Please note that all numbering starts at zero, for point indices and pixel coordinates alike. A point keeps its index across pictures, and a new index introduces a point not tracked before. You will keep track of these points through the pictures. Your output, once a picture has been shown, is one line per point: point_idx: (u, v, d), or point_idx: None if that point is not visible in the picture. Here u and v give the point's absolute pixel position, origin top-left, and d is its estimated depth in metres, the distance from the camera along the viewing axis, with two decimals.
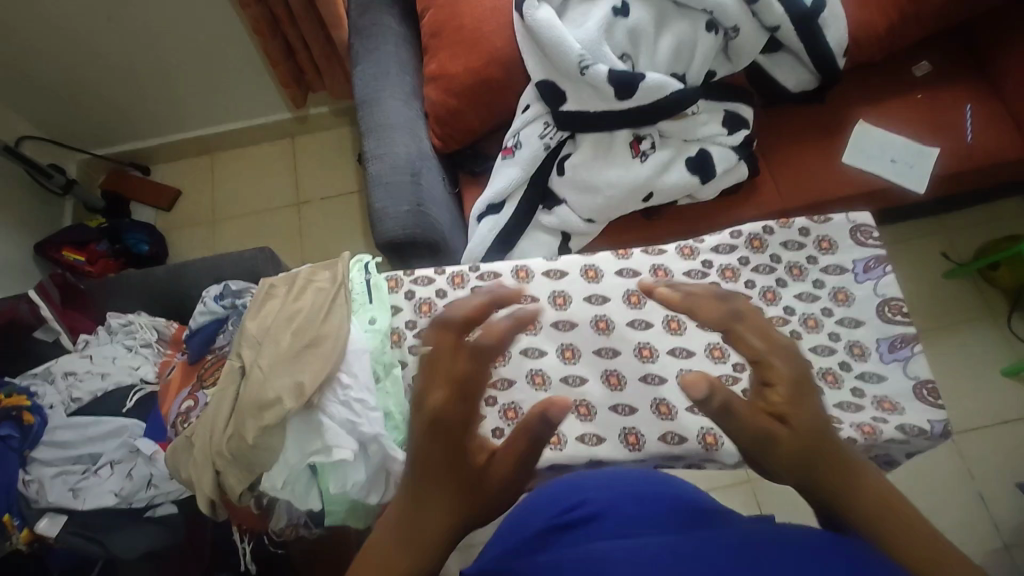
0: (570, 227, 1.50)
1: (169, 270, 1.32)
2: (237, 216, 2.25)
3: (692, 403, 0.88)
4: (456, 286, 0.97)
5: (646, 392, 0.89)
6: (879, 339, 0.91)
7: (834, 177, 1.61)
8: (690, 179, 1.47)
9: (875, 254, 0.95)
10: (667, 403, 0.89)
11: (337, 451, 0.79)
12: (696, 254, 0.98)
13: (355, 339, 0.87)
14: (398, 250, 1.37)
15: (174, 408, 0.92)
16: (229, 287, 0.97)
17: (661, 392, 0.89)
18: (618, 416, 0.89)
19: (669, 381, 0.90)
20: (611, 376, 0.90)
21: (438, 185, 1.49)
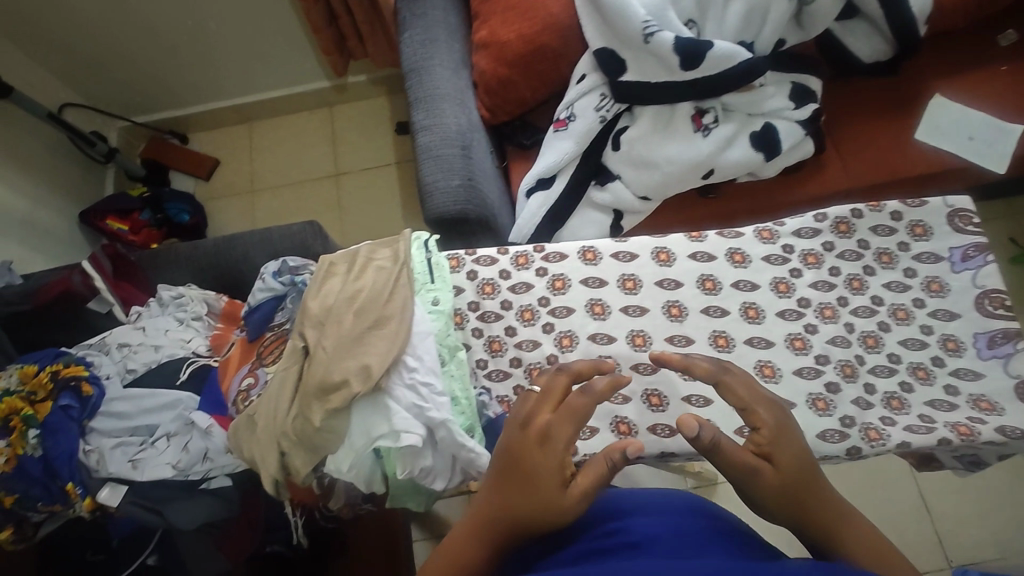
0: (624, 204, 1.43)
1: (219, 242, 1.31)
2: (275, 187, 2.23)
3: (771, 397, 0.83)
4: (520, 267, 0.92)
5: None
6: (976, 333, 0.84)
7: (907, 154, 1.51)
8: (754, 156, 1.39)
9: (976, 241, 0.87)
10: None
11: (405, 437, 0.76)
12: (776, 237, 0.92)
13: (420, 321, 0.85)
14: (447, 227, 1.33)
15: (234, 385, 0.91)
16: (287, 264, 0.95)
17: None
18: (691, 408, 0.84)
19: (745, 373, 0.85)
20: None
21: (487, 159, 1.44)
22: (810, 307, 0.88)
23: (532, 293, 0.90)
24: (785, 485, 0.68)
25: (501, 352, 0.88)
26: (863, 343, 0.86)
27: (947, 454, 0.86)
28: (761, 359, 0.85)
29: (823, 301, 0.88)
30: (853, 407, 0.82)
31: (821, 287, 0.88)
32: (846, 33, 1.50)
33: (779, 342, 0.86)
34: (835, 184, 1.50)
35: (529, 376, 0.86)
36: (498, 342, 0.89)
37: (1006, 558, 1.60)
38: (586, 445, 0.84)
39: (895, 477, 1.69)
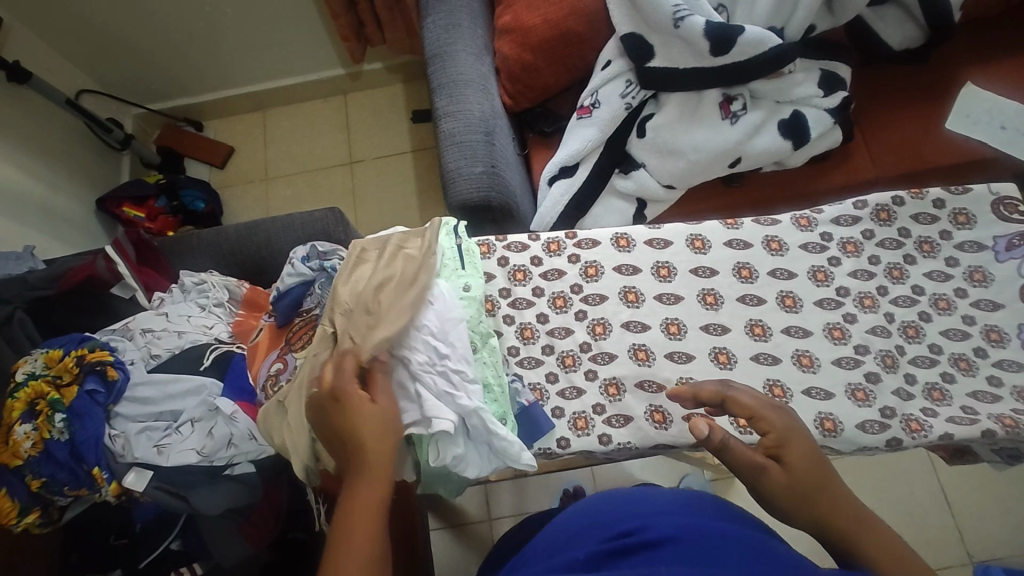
0: (647, 192, 1.42)
1: (240, 229, 1.30)
2: (290, 175, 2.22)
3: (809, 386, 0.81)
4: (552, 253, 0.91)
5: (758, 372, 0.82)
6: (1020, 324, 0.82)
7: (937, 144, 1.48)
8: (781, 144, 1.36)
9: (1022, 230, 0.85)
10: (781, 385, 0.81)
11: (438, 422, 0.75)
12: (814, 225, 0.90)
13: (451, 307, 0.83)
14: (469, 215, 1.31)
15: (263, 371, 0.90)
16: (316, 249, 0.93)
17: (774, 373, 0.82)
18: None
19: (783, 362, 0.83)
20: (719, 354, 0.84)
21: (510, 146, 1.42)
22: (849, 296, 0.86)
23: (564, 280, 0.89)
24: (797, 484, 0.70)
25: (532, 340, 0.87)
26: (904, 333, 0.84)
27: (986, 446, 0.84)
28: (798, 349, 0.84)
29: (862, 290, 0.86)
30: (894, 397, 0.80)
31: (860, 276, 0.87)
32: (878, 19, 1.46)
33: (817, 331, 0.84)
34: (862, 174, 1.48)
35: (562, 363, 0.85)
36: (530, 330, 0.87)
37: None
38: (619, 433, 0.81)
39: (915, 471, 1.67)
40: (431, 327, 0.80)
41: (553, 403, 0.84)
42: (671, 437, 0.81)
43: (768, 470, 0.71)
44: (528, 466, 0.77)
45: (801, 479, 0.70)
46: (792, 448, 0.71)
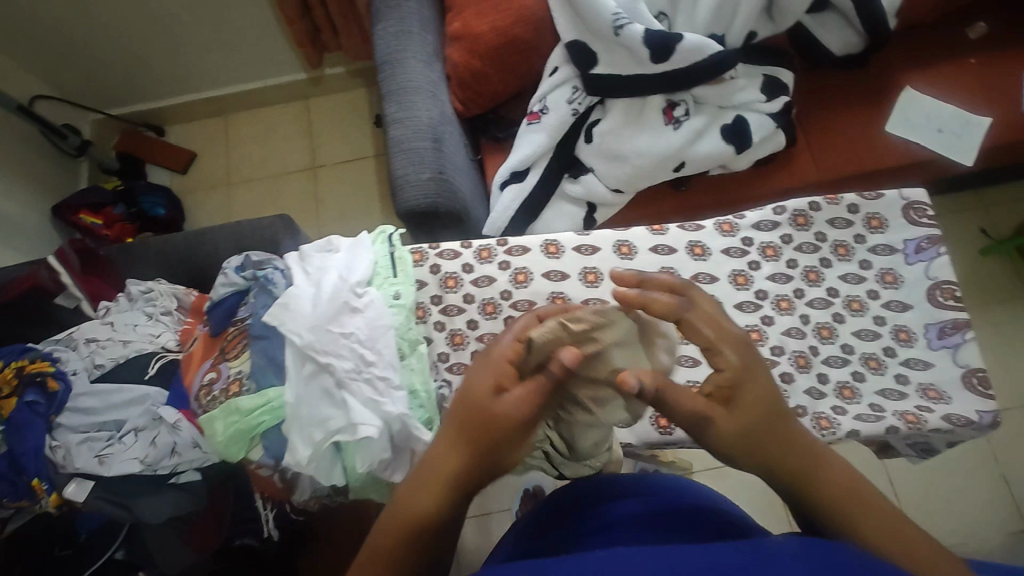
0: (596, 197, 1.44)
1: (188, 236, 1.30)
2: (253, 180, 2.22)
3: None
4: (483, 260, 0.93)
5: None
6: (927, 324, 0.86)
7: (877, 146, 1.52)
8: (724, 149, 1.39)
9: (930, 233, 0.89)
10: None
11: (362, 428, 0.76)
12: (736, 230, 0.93)
13: (380, 315, 0.85)
14: (418, 220, 1.33)
15: (197, 380, 0.90)
16: (250, 258, 0.94)
17: None
18: None
19: None
20: None
21: (459, 152, 1.44)
22: (767, 299, 0.89)
23: (494, 287, 0.91)
24: (754, 424, 0.67)
25: (462, 346, 0.89)
26: (818, 334, 0.87)
27: (900, 442, 0.87)
28: None
29: (779, 293, 0.89)
30: (806, 397, 0.84)
31: (778, 279, 0.90)
32: (818, 26, 1.50)
33: (736, 335, 0.87)
34: (805, 177, 1.52)
35: None
36: (460, 336, 0.89)
37: (967, 542, 1.63)
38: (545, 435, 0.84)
39: (865, 465, 1.72)
40: (359, 335, 0.82)
41: None
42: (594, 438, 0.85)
43: (722, 415, 0.68)
44: None
45: (757, 419, 0.67)
46: (743, 393, 0.68)
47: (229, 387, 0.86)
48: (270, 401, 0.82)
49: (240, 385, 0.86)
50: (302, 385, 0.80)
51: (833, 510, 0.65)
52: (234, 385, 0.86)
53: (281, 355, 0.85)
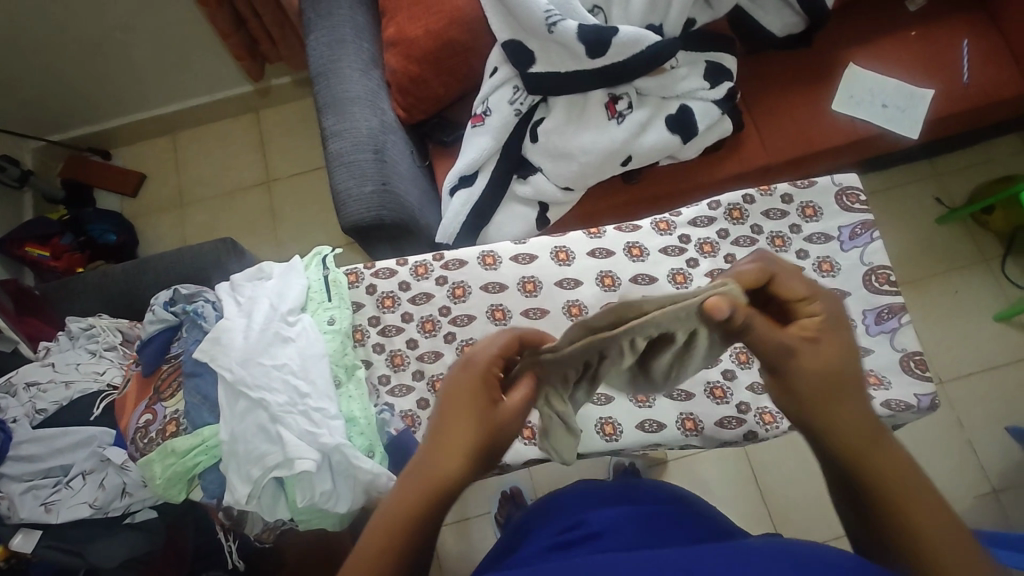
0: (546, 196, 1.42)
1: (128, 268, 1.26)
2: (207, 198, 2.16)
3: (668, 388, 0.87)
4: (419, 277, 0.91)
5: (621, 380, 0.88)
6: (865, 310, 0.86)
7: (823, 126, 1.52)
8: (670, 139, 1.38)
9: (863, 219, 0.89)
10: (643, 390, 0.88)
11: (299, 463, 0.74)
12: (673, 228, 0.92)
13: (314, 343, 0.83)
14: (365, 234, 1.30)
15: (133, 423, 0.87)
16: (179, 292, 0.91)
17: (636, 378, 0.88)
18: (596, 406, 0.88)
19: None
20: None
21: (404, 161, 1.41)
22: None
23: (433, 303, 0.89)
24: (816, 382, 0.65)
25: (403, 367, 0.87)
26: None
27: None
28: None
29: None
30: (748, 392, 0.88)
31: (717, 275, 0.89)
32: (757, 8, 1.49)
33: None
34: (755, 161, 1.52)
35: (432, 388, 0.86)
36: (400, 357, 0.88)
37: None
38: None
39: None
40: (292, 366, 0.80)
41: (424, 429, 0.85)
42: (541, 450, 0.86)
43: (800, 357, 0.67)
44: None
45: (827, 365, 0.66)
46: (828, 337, 0.67)
47: (166, 427, 0.84)
48: (205, 440, 0.80)
49: (177, 425, 0.84)
50: (236, 422, 0.77)
51: (882, 491, 0.60)
52: (171, 425, 0.84)
53: (215, 392, 0.83)
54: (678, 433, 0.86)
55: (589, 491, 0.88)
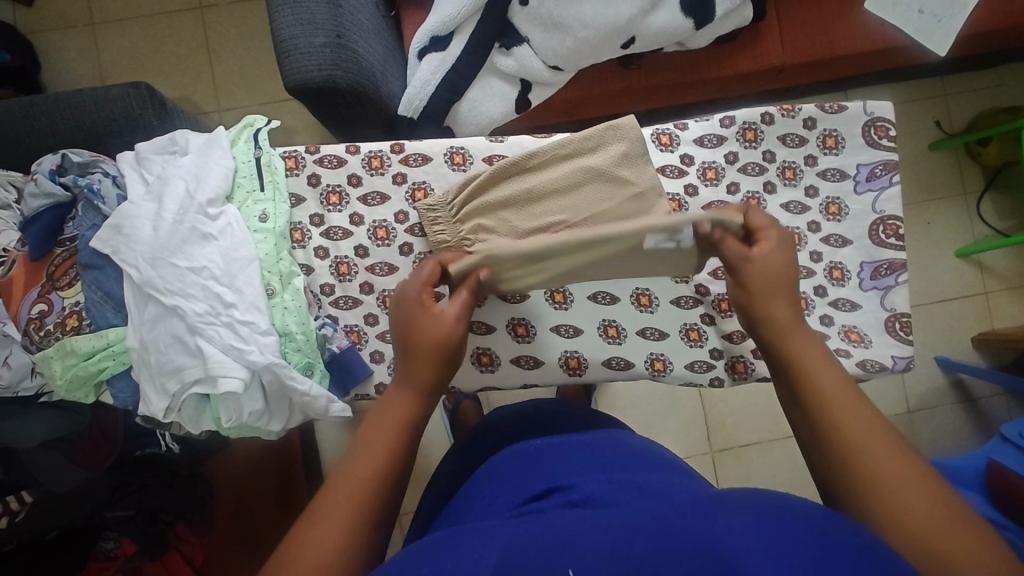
0: (530, 73, 1.22)
1: (13, 107, 0.99)
2: (123, 20, 1.70)
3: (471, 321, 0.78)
4: (373, 171, 0.77)
5: (500, 310, 0.78)
6: (863, 262, 0.79)
7: (852, 26, 1.33)
8: (682, 23, 1.18)
9: (886, 159, 0.79)
10: None
11: (224, 384, 0.65)
12: (675, 144, 0.80)
13: (241, 245, 0.70)
14: (315, 97, 1.07)
15: (23, 313, 0.73)
16: (68, 160, 0.74)
17: None
18: (471, 335, 0.78)
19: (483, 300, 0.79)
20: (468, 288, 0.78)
21: (363, 8, 1.16)
22: None
23: (388, 207, 0.77)
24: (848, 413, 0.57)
25: (349, 277, 0.76)
26: None
27: None
28: (638, 286, 0.80)
29: None
30: (725, 340, 0.78)
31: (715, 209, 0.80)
32: None
33: (624, 298, 0.79)
34: (770, 60, 1.34)
35: (382, 304, 0.76)
36: (346, 264, 0.77)
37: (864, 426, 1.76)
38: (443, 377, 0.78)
39: None
40: (213, 271, 0.67)
41: (372, 347, 0.76)
42: (498, 379, 0.78)
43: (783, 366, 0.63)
44: (341, 415, 0.71)
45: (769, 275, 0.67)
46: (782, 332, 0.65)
47: (66, 321, 0.71)
48: (111, 345, 0.69)
49: (80, 320, 0.71)
50: (146, 330, 0.66)
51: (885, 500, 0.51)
52: (72, 319, 0.71)
53: (121, 289, 0.70)
54: (645, 372, 0.78)
55: (555, 450, 0.65)
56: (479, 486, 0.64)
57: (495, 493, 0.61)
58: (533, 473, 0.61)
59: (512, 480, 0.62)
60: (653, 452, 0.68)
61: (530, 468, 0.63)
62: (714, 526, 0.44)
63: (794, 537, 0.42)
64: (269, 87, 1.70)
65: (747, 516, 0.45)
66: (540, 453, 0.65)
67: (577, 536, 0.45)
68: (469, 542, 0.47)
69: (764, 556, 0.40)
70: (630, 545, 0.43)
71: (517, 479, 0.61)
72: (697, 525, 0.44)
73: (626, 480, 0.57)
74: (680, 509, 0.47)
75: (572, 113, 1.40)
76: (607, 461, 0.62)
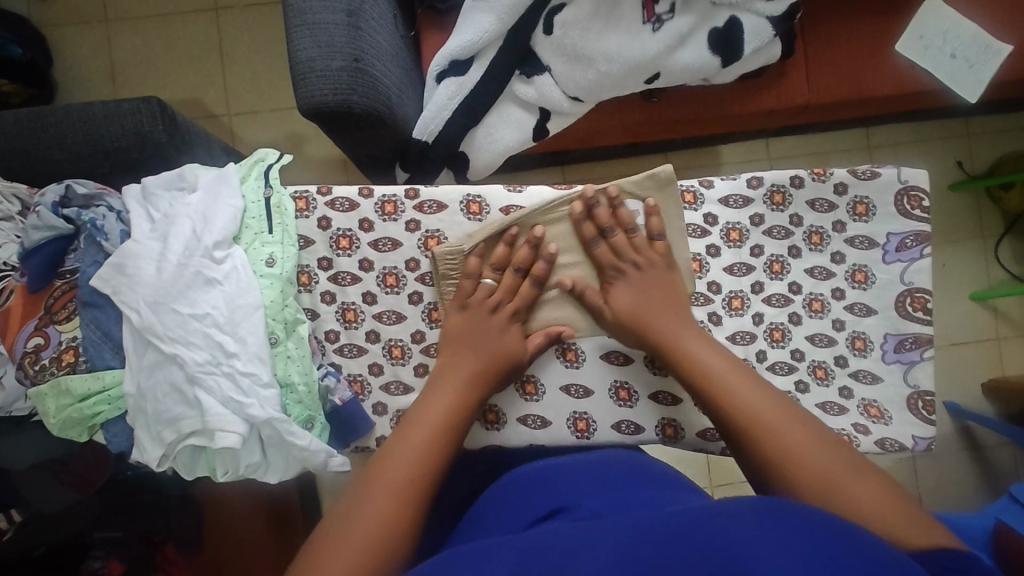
0: (550, 103, 1.19)
1: (23, 117, 0.98)
2: (139, 18, 1.68)
3: None
4: (386, 217, 0.75)
5: None
6: (887, 334, 0.77)
7: (882, 67, 1.29)
8: (708, 61, 1.15)
9: (918, 230, 0.76)
10: None
11: (221, 437, 0.62)
12: (700, 204, 0.78)
13: (245, 289, 0.68)
14: (330, 121, 1.05)
15: (19, 345, 0.71)
16: (74, 190, 0.73)
17: None
18: None
19: None
20: None
21: (383, 29, 1.14)
22: (719, 294, 0.77)
23: (399, 254, 0.74)
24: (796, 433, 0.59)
25: (355, 324, 0.74)
26: (770, 336, 0.76)
27: None
28: None
29: (734, 289, 0.77)
30: None
31: (736, 271, 0.77)
32: None
33: (638, 359, 0.76)
34: (795, 99, 1.30)
35: (389, 354, 0.74)
36: (353, 312, 0.74)
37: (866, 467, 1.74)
38: None
39: None
40: (216, 318, 0.65)
41: (375, 398, 0.74)
42: (503, 437, 0.75)
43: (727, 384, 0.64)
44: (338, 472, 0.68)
45: (656, 291, 0.72)
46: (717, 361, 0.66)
47: (62, 356, 0.69)
48: (108, 388, 0.67)
49: (76, 357, 0.69)
50: (145, 375, 0.64)
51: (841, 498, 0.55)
52: (68, 355, 0.69)
53: (119, 331, 0.68)
54: (655, 437, 0.76)
55: (563, 467, 0.65)
56: (484, 509, 0.63)
57: (502, 511, 0.60)
58: (540, 492, 0.61)
59: (517, 497, 0.61)
60: (656, 468, 0.67)
61: (537, 487, 0.62)
62: (721, 529, 0.43)
63: (798, 536, 0.41)
64: (284, 94, 1.67)
65: (753, 519, 0.44)
66: (545, 471, 0.64)
67: (574, 547, 0.44)
68: (473, 560, 0.46)
69: (769, 556, 0.40)
70: (635, 556, 0.42)
71: (522, 499, 0.60)
72: (704, 531, 0.43)
73: (632, 505, 0.55)
74: (682, 517, 0.46)
75: (589, 142, 1.37)
76: (609, 480, 0.61)
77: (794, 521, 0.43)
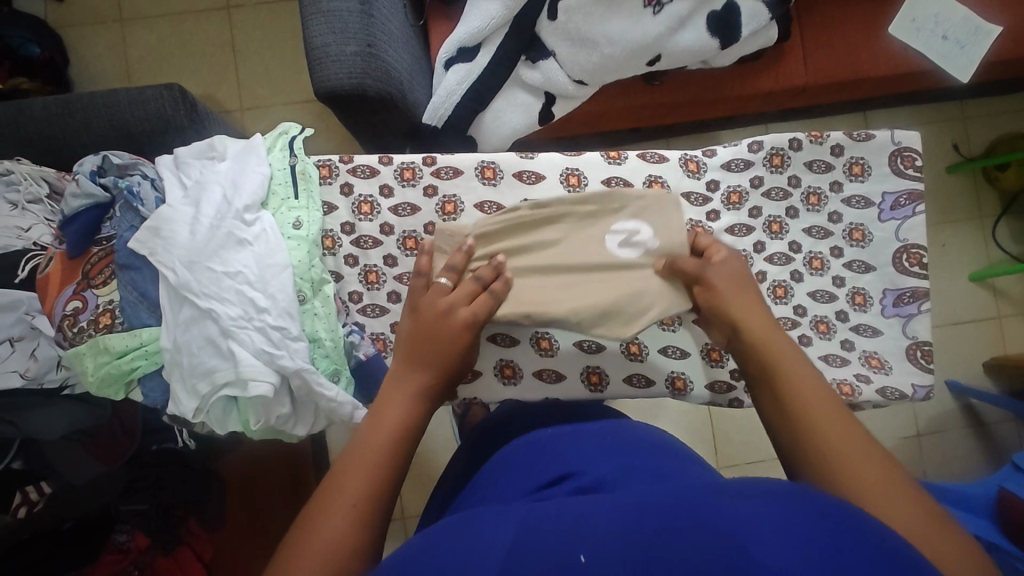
0: (555, 87, 1.23)
1: (50, 105, 1.02)
2: (154, 18, 1.73)
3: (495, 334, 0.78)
4: (405, 183, 0.79)
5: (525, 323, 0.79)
6: (885, 289, 0.80)
7: (876, 51, 1.33)
8: (708, 43, 1.19)
9: (911, 188, 0.80)
10: None
11: (253, 387, 0.66)
12: (703, 170, 0.82)
13: (274, 250, 0.71)
14: (344, 103, 1.09)
15: (57, 310, 0.74)
16: (109, 161, 0.77)
17: None
18: (496, 347, 0.79)
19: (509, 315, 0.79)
20: None
21: (393, 18, 1.18)
22: None
23: (417, 218, 0.78)
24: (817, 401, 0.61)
25: (377, 285, 0.78)
26: (773, 293, 0.80)
27: None
28: None
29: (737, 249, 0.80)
30: None
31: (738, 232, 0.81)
32: None
33: None
34: (792, 81, 1.34)
35: None
36: (375, 273, 0.78)
37: None
38: (467, 387, 0.79)
39: None
40: (247, 276, 0.69)
41: None
42: (519, 391, 0.79)
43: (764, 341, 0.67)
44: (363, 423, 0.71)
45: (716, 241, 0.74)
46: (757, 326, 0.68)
47: (99, 318, 0.73)
48: (144, 344, 0.70)
49: (112, 318, 0.73)
50: (180, 330, 0.68)
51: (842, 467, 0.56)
52: (105, 317, 0.73)
53: (155, 291, 0.72)
54: (666, 391, 0.79)
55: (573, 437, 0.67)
56: (495, 471, 0.66)
57: (512, 479, 0.63)
58: (548, 458, 0.63)
59: (527, 463, 0.64)
60: (661, 433, 0.70)
61: (545, 454, 0.65)
62: (724, 507, 0.44)
63: (798, 524, 0.41)
64: (294, 88, 1.71)
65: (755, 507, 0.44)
66: (553, 438, 0.67)
67: (583, 514, 0.46)
68: (487, 520, 0.48)
69: (770, 537, 0.40)
70: (639, 525, 0.43)
71: (533, 464, 0.63)
72: (707, 511, 0.44)
73: (642, 474, 0.57)
74: (687, 492, 0.47)
75: (593, 126, 1.41)
76: (620, 450, 0.63)
77: (794, 507, 0.43)
